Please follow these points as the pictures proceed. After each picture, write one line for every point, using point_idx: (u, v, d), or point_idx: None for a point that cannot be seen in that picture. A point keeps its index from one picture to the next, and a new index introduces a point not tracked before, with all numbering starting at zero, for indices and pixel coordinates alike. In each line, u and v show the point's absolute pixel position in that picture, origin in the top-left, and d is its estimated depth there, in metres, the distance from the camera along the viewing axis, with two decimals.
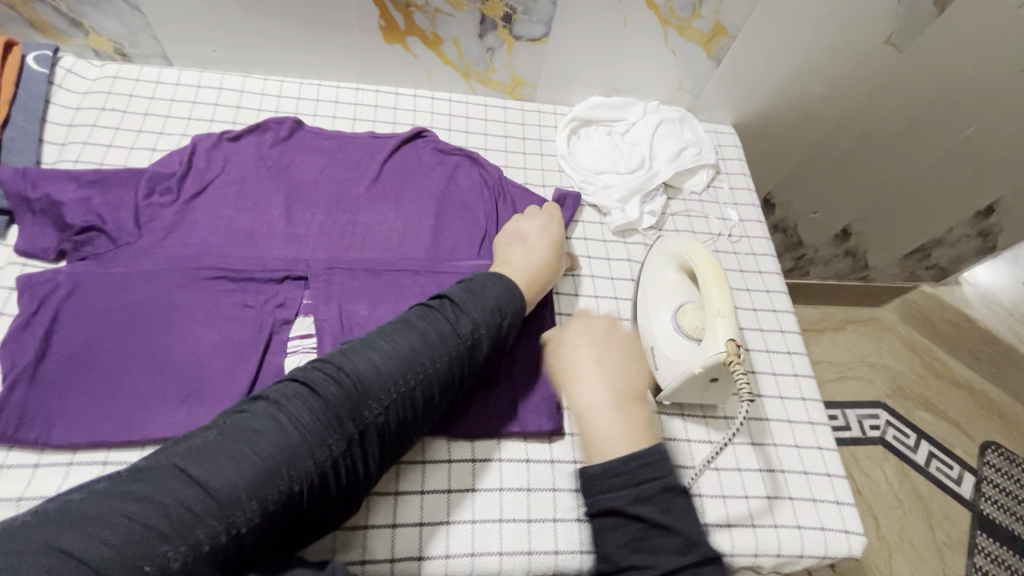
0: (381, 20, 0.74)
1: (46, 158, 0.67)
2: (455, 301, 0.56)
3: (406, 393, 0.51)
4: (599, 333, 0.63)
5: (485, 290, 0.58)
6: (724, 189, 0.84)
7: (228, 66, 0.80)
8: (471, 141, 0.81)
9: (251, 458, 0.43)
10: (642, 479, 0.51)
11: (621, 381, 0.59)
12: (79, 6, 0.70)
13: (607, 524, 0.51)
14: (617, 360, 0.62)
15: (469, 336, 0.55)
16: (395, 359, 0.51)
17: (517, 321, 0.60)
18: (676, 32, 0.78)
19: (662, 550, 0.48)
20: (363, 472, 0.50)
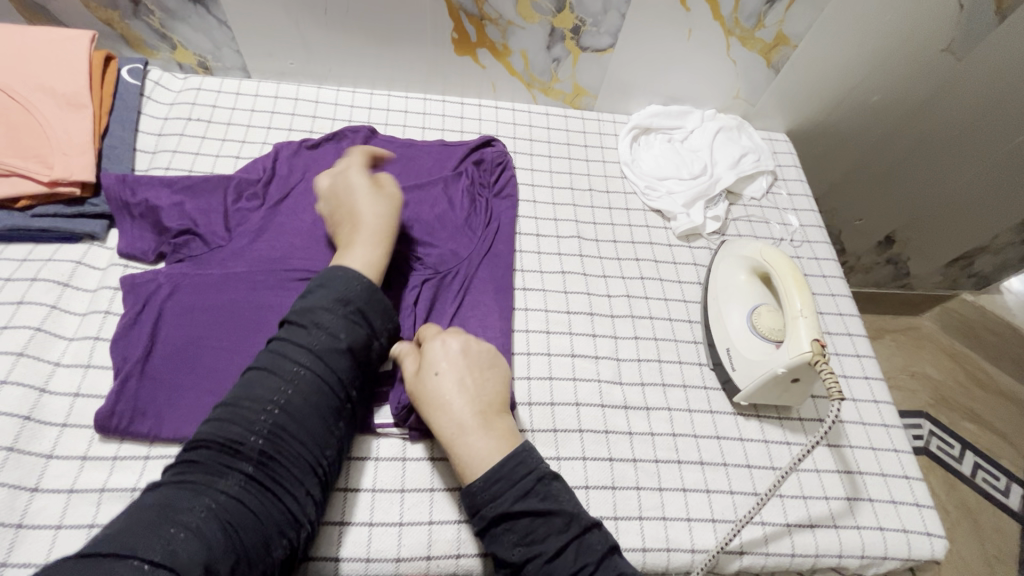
0: (455, 33, 0.76)
1: (139, 166, 0.70)
2: (297, 312, 0.54)
3: (277, 415, 0.49)
4: (460, 341, 0.58)
5: (324, 287, 0.55)
6: (783, 196, 0.85)
7: (303, 78, 0.83)
8: (535, 148, 0.83)
9: (146, 518, 0.42)
10: (514, 478, 0.51)
11: (486, 395, 0.56)
12: (171, 21, 0.74)
13: (496, 533, 0.50)
14: (480, 374, 0.57)
15: (324, 340, 0.52)
16: (255, 388, 0.50)
17: (376, 303, 0.57)
18: (739, 43, 0.80)
19: (553, 534, 0.49)
20: (284, 485, 0.48)
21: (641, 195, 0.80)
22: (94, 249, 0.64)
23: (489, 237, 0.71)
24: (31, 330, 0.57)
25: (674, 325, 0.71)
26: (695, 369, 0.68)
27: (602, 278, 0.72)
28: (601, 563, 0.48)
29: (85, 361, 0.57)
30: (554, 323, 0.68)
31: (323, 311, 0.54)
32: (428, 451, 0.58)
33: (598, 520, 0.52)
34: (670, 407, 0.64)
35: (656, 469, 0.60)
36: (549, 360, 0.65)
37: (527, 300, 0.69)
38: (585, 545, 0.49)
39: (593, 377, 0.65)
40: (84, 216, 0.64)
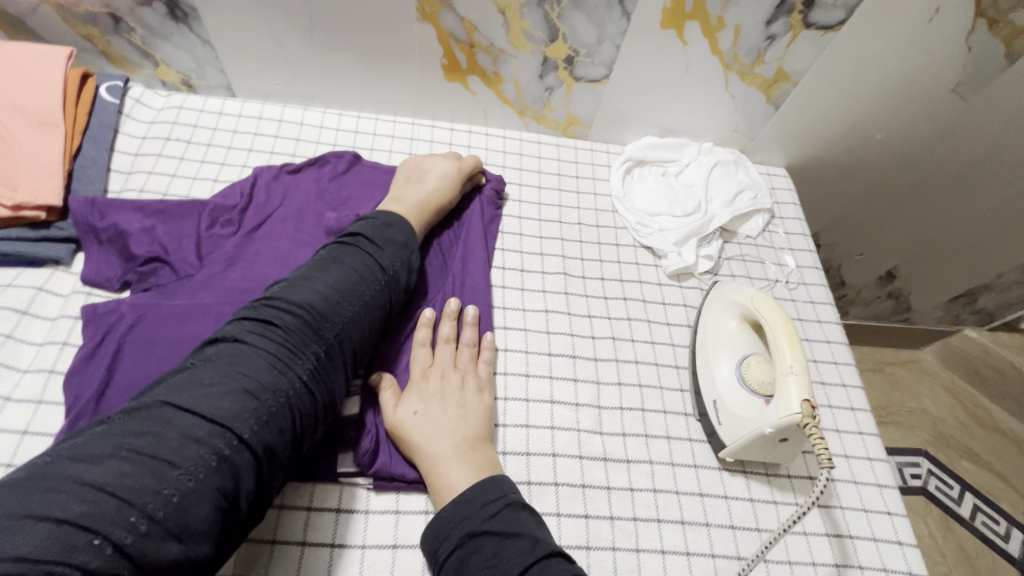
0: (444, 59, 0.74)
1: (112, 187, 0.68)
2: (376, 234, 0.60)
3: (354, 315, 0.54)
4: (439, 372, 0.60)
5: (399, 223, 0.63)
6: (780, 234, 0.83)
7: (289, 99, 0.81)
8: (525, 178, 0.80)
9: (233, 385, 0.44)
10: (485, 500, 0.50)
11: (464, 425, 0.56)
12: (153, 39, 0.72)
13: (461, 558, 0.48)
14: (459, 404, 0.58)
15: (395, 270, 0.59)
16: (332, 287, 0.53)
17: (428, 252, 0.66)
18: (738, 78, 0.77)
19: (519, 553, 0.47)
20: (339, 379, 0.52)
21: (632, 231, 0.78)
22: (59, 274, 0.62)
23: (457, 278, 0.68)
24: None
25: (661, 370, 0.68)
26: (680, 420, 0.64)
27: (587, 318, 0.70)
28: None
29: (37, 395, 0.54)
30: (534, 366, 0.65)
31: (402, 245, 0.61)
32: (394, 502, 0.55)
33: (566, 549, 0.49)
34: (652, 461, 0.61)
35: (633, 528, 0.57)
36: (527, 406, 0.62)
37: (506, 341, 0.66)
38: (552, 567, 0.46)
39: (572, 426, 0.62)
40: (49, 240, 0.62)
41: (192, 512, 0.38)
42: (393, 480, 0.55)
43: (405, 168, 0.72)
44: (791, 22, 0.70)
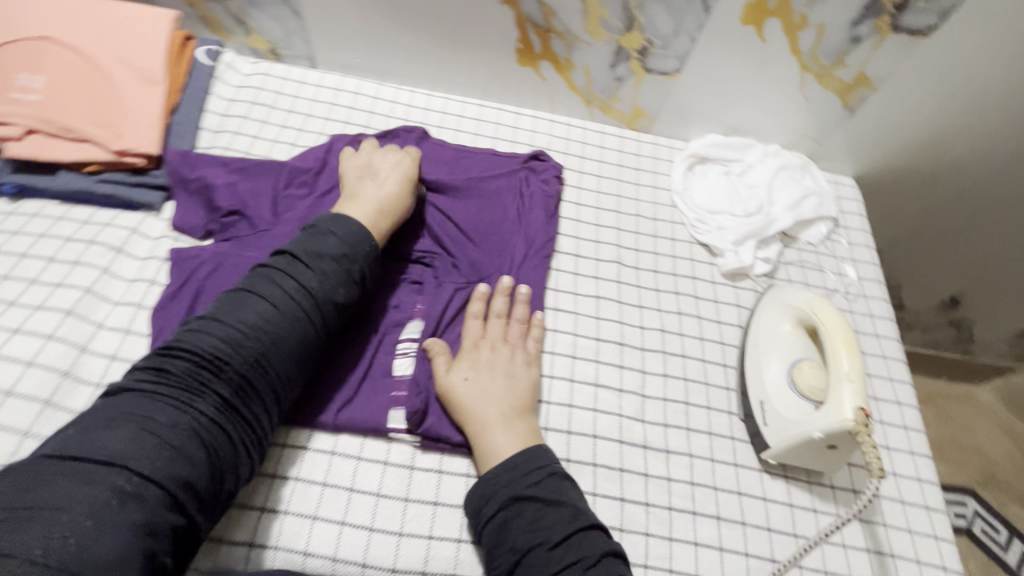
0: (519, 43, 0.76)
1: (201, 143, 0.73)
2: (302, 252, 0.56)
3: (265, 344, 0.51)
4: (488, 344, 0.61)
5: (333, 235, 0.58)
6: (843, 244, 0.81)
7: (365, 73, 0.84)
8: (586, 166, 0.81)
9: (127, 429, 0.44)
10: (531, 467, 0.52)
11: (512, 397, 0.58)
12: (249, 8, 0.77)
13: (504, 518, 0.50)
14: (507, 375, 0.59)
15: (322, 290, 0.55)
16: (243, 315, 0.51)
17: (372, 264, 0.60)
18: (814, 80, 0.75)
19: (560, 522, 0.49)
20: (256, 411, 0.50)
21: (690, 227, 0.77)
22: (149, 219, 0.66)
23: (514, 256, 0.70)
24: (81, 290, 0.59)
25: (708, 367, 0.67)
26: (723, 417, 0.64)
27: (637, 309, 0.70)
28: (602, 559, 0.47)
29: (125, 326, 0.59)
30: (581, 349, 0.66)
31: (331, 261, 0.56)
32: (437, 462, 0.57)
33: (602, 523, 0.51)
34: (692, 454, 0.61)
35: (668, 516, 0.57)
36: (571, 387, 0.63)
37: (556, 322, 0.67)
38: (591, 539, 0.49)
39: (614, 411, 0.62)
40: (145, 186, 0.67)
41: (92, 549, 0.38)
42: (438, 441, 0.57)
43: (355, 169, 0.67)
44: (878, 25, 0.68)
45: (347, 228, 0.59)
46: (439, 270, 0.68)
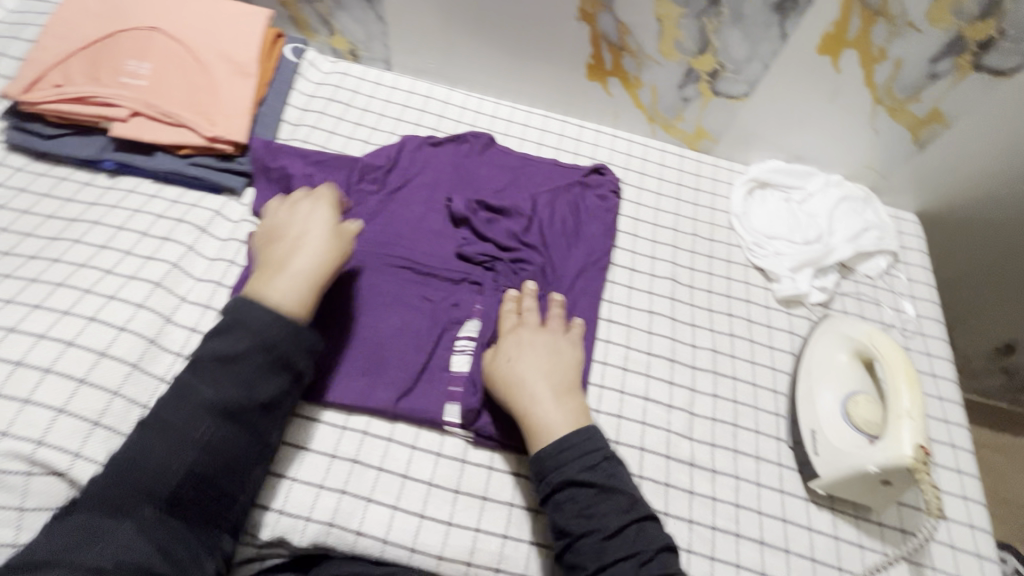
0: (591, 59, 0.78)
1: (282, 135, 0.77)
2: (209, 359, 0.51)
3: (189, 449, 0.48)
4: (530, 324, 0.62)
5: (242, 327, 0.51)
6: (901, 280, 0.79)
7: (437, 78, 0.87)
8: (645, 183, 0.82)
9: (64, 543, 0.44)
10: (586, 449, 0.53)
11: (561, 373, 0.59)
12: (337, 11, 0.81)
13: (557, 500, 0.51)
14: (556, 357, 0.60)
15: (238, 395, 0.50)
16: (167, 420, 0.49)
17: (299, 346, 0.53)
18: (886, 113, 0.75)
19: (615, 511, 0.50)
20: (195, 515, 0.48)
21: (746, 250, 0.78)
22: (231, 203, 0.70)
23: (572, 266, 0.71)
24: (169, 265, 0.62)
25: (758, 391, 0.67)
26: (771, 443, 0.64)
27: (690, 327, 0.70)
28: (655, 551, 0.49)
29: (206, 302, 0.62)
30: (633, 362, 0.67)
31: (241, 359, 0.51)
32: (487, 460, 0.59)
33: (655, 511, 0.52)
34: (737, 476, 0.61)
35: (711, 535, 0.58)
36: (621, 398, 0.64)
37: (609, 333, 0.68)
38: (643, 532, 0.50)
39: (663, 426, 0.63)
40: (230, 171, 0.71)
41: None
42: (489, 440, 0.59)
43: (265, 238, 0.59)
44: (959, 63, 0.67)
45: (261, 312, 0.52)
46: (499, 273, 0.69)
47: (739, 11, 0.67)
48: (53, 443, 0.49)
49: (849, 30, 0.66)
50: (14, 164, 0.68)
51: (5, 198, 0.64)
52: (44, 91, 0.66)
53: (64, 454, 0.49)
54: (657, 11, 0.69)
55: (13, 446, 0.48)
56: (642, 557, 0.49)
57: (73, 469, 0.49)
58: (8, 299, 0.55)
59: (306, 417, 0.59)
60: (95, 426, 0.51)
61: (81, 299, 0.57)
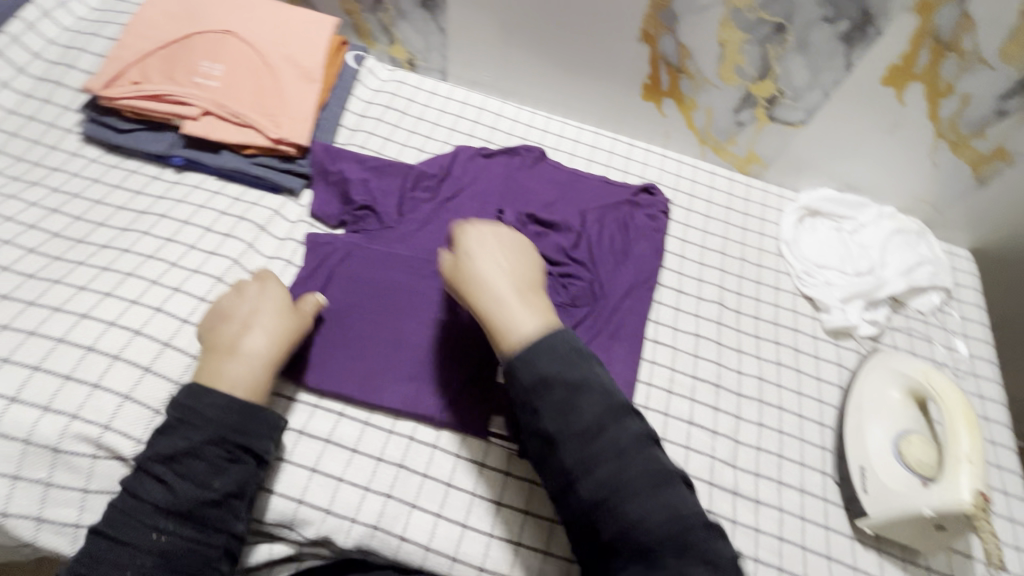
0: (648, 79, 0.78)
1: (340, 139, 0.79)
2: (152, 459, 0.48)
3: (143, 553, 0.46)
4: (486, 224, 0.58)
5: (190, 422, 0.49)
6: (954, 317, 0.78)
7: (491, 91, 0.89)
8: (694, 205, 0.82)
9: None
10: (559, 346, 0.49)
11: (519, 269, 0.55)
12: (400, 21, 0.84)
13: (534, 401, 0.47)
14: (517, 259, 0.56)
15: (190, 495, 0.47)
16: (117, 526, 0.47)
17: (256, 431, 0.50)
18: (947, 147, 0.73)
19: (596, 409, 0.47)
20: None
21: (795, 278, 0.77)
22: (290, 203, 0.72)
23: (620, 284, 0.71)
24: (230, 261, 0.64)
25: (804, 423, 0.66)
26: (817, 476, 0.63)
27: (736, 353, 0.70)
28: (639, 446, 0.47)
29: None
30: (678, 384, 0.66)
31: (189, 457, 0.48)
32: (530, 474, 0.59)
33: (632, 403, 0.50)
34: (781, 508, 0.60)
35: (753, 567, 0.57)
36: (665, 420, 0.64)
37: (654, 354, 0.68)
38: (630, 430, 0.48)
39: (706, 452, 0.62)
40: (290, 173, 0.72)
41: None
42: None
43: (208, 316, 0.56)
44: None
45: (212, 400, 0.50)
46: (547, 287, 0.69)
47: (805, 40, 0.67)
48: (118, 429, 0.50)
49: (917, 63, 0.66)
50: (88, 155, 0.70)
51: (80, 187, 0.67)
52: (122, 87, 0.69)
53: (128, 440, 0.50)
54: (721, 36, 0.70)
55: (82, 429, 0.49)
56: (630, 454, 0.47)
57: (135, 455, 0.50)
58: (81, 286, 0.57)
59: (355, 418, 0.60)
60: (157, 415, 0.52)
61: (148, 290, 0.59)
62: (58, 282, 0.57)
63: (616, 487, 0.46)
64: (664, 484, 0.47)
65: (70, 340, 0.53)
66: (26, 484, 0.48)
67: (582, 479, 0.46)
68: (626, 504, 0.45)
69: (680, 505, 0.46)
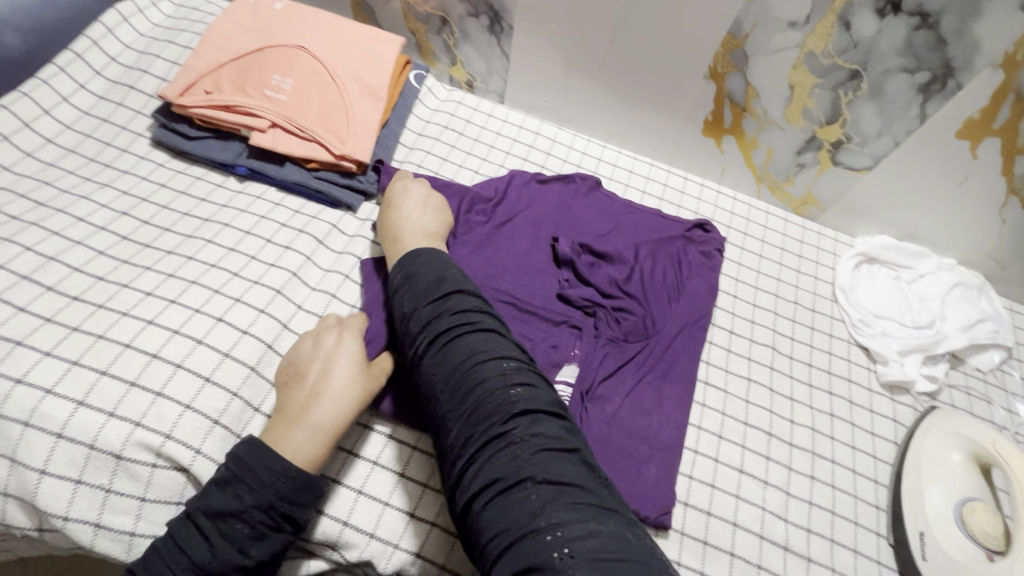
0: (710, 115, 0.78)
1: (397, 157, 0.80)
2: (199, 511, 0.46)
3: None
4: (415, 181, 0.69)
5: (245, 481, 0.47)
6: (1014, 377, 0.75)
7: (547, 116, 0.89)
8: (747, 244, 0.81)
9: None
10: (405, 262, 0.57)
11: (427, 217, 0.65)
12: (463, 43, 0.84)
13: (396, 290, 0.55)
14: (429, 211, 0.66)
15: (228, 559, 0.45)
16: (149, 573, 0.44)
17: (306, 503, 0.48)
18: (1018, 204, 0.71)
19: (424, 283, 0.53)
20: None
21: (850, 326, 0.75)
22: (347, 218, 0.72)
23: (673, 323, 0.70)
24: (289, 273, 0.64)
25: (857, 479, 0.64)
26: (871, 537, 0.61)
27: (788, 400, 0.68)
28: (462, 310, 0.51)
29: (319, 313, 0.64)
30: (728, 430, 0.65)
31: (237, 519, 0.46)
32: None
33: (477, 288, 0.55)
34: (834, 568, 0.58)
35: None
36: (715, 466, 0.62)
37: (705, 396, 0.67)
38: (465, 300, 0.52)
39: (757, 503, 0.61)
40: (350, 189, 0.73)
41: None
42: None
43: (287, 370, 0.55)
44: None
45: (268, 464, 0.48)
46: (600, 320, 0.68)
47: (880, 88, 0.66)
48: (179, 438, 0.51)
49: (996, 119, 0.64)
50: (157, 160, 0.72)
51: (148, 191, 0.68)
52: (195, 97, 0.70)
53: (187, 450, 0.51)
54: (792, 78, 0.69)
55: (144, 437, 0.50)
56: (460, 320, 0.50)
57: (193, 466, 0.50)
58: (148, 292, 0.58)
59: (402, 441, 0.59)
60: (214, 426, 0.53)
61: (211, 299, 0.59)
62: (125, 286, 0.58)
63: (438, 340, 0.49)
64: (436, 314, 0.51)
65: (136, 346, 0.54)
66: (88, 489, 0.49)
67: (419, 339, 0.50)
68: (460, 362, 0.47)
69: (511, 361, 0.48)
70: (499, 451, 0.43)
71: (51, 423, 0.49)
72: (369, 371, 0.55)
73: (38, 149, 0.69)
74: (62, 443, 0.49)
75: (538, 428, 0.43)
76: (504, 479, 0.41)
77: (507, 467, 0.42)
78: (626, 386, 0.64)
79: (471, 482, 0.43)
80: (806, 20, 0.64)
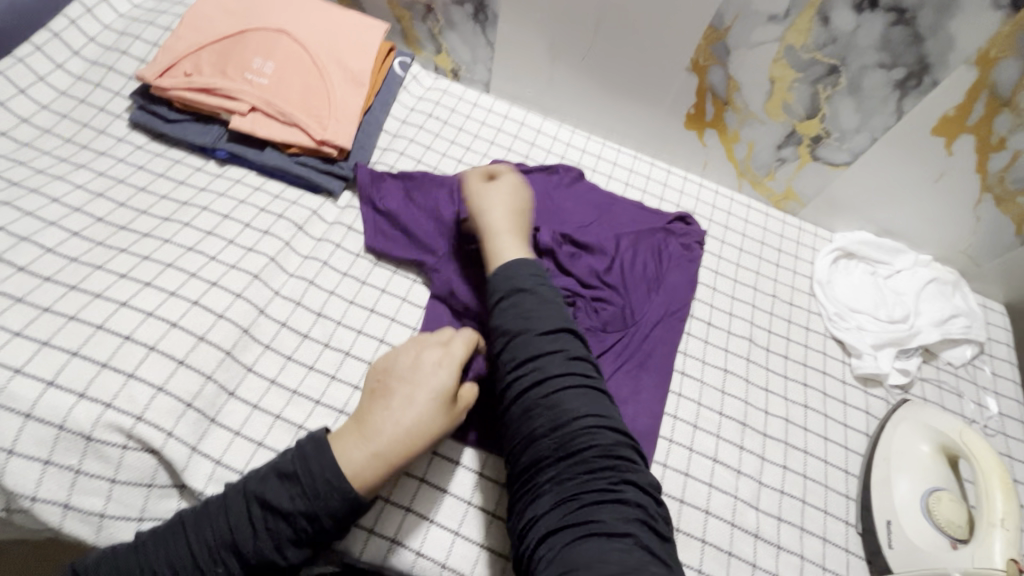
0: (693, 108, 0.79)
1: (380, 143, 0.79)
2: (254, 496, 0.46)
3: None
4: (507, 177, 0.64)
5: (302, 483, 0.46)
6: (985, 372, 0.76)
7: (533, 106, 0.89)
8: (728, 237, 0.82)
9: None
10: (510, 280, 0.54)
11: (520, 219, 0.61)
12: (448, 31, 0.84)
13: (504, 308, 0.53)
14: (522, 213, 0.62)
15: (264, 553, 0.45)
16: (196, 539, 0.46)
17: (348, 522, 0.47)
18: (992, 202, 0.72)
19: (536, 311, 0.52)
20: None
21: (827, 320, 0.76)
22: (327, 204, 0.72)
23: (651, 314, 0.70)
24: (267, 258, 0.64)
25: (829, 468, 0.65)
26: (840, 526, 0.62)
27: (763, 391, 0.69)
28: (578, 355, 0.51)
29: (297, 297, 0.64)
30: (703, 419, 0.66)
31: (284, 519, 0.46)
32: None
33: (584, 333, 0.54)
34: (803, 556, 0.59)
35: None
36: (689, 455, 0.63)
37: (681, 386, 0.68)
38: (577, 344, 0.52)
39: (729, 491, 0.61)
40: (330, 174, 0.72)
41: None
42: None
43: (381, 374, 0.52)
44: None
45: (328, 477, 0.46)
46: (579, 310, 0.68)
47: (858, 84, 0.67)
48: (151, 420, 0.51)
49: (970, 116, 0.65)
50: (135, 142, 0.71)
51: (125, 173, 0.68)
52: (174, 78, 0.69)
53: (159, 432, 0.51)
54: (773, 73, 0.70)
55: (114, 419, 0.50)
56: (574, 361, 0.50)
57: (165, 448, 0.51)
58: (123, 274, 0.58)
59: None
60: (188, 408, 0.53)
61: (187, 283, 0.59)
62: (99, 269, 0.58)
63: (548, 376, 0.48)
64: (551, 351, 0.50)
65: (109, 328, 0.54)
66: (57, 470, 0.48)
67: (526, 368, 0.49)
68: (572, 407, 0.47)
69: (611, 416, 0.49)
70: (597, 501, 0.44)
71: (20, 402, 0.48)
72: (449, 406, 0.51)
73: (13, 128, 0.68)
74: (30, 423, 0.48)
75: (642, 500, 0.45)
76: (602, 528, 0.42)
77: (601, 517, 0.43)
78: (603, 375, 0.65)
79: (555, 517, 0.44)
80: (785, 14, 0.65)
